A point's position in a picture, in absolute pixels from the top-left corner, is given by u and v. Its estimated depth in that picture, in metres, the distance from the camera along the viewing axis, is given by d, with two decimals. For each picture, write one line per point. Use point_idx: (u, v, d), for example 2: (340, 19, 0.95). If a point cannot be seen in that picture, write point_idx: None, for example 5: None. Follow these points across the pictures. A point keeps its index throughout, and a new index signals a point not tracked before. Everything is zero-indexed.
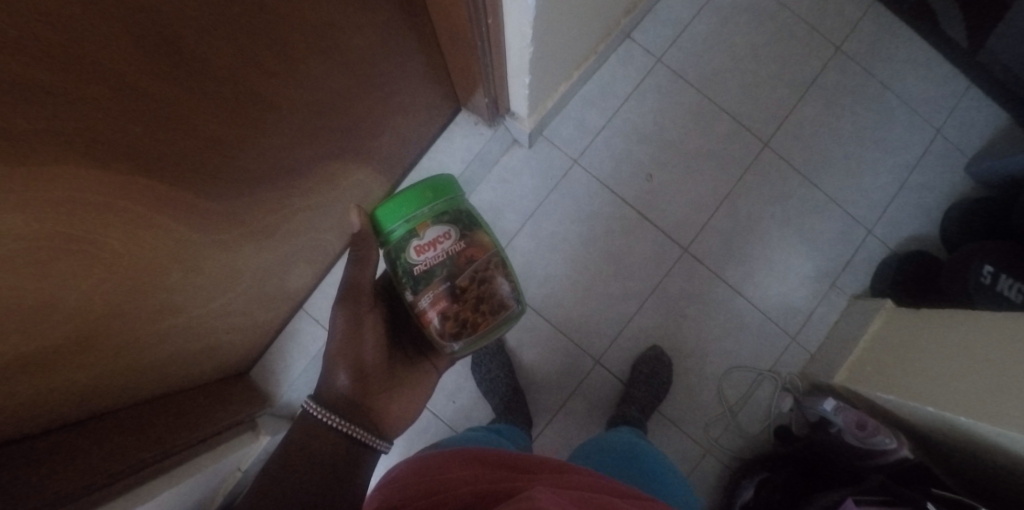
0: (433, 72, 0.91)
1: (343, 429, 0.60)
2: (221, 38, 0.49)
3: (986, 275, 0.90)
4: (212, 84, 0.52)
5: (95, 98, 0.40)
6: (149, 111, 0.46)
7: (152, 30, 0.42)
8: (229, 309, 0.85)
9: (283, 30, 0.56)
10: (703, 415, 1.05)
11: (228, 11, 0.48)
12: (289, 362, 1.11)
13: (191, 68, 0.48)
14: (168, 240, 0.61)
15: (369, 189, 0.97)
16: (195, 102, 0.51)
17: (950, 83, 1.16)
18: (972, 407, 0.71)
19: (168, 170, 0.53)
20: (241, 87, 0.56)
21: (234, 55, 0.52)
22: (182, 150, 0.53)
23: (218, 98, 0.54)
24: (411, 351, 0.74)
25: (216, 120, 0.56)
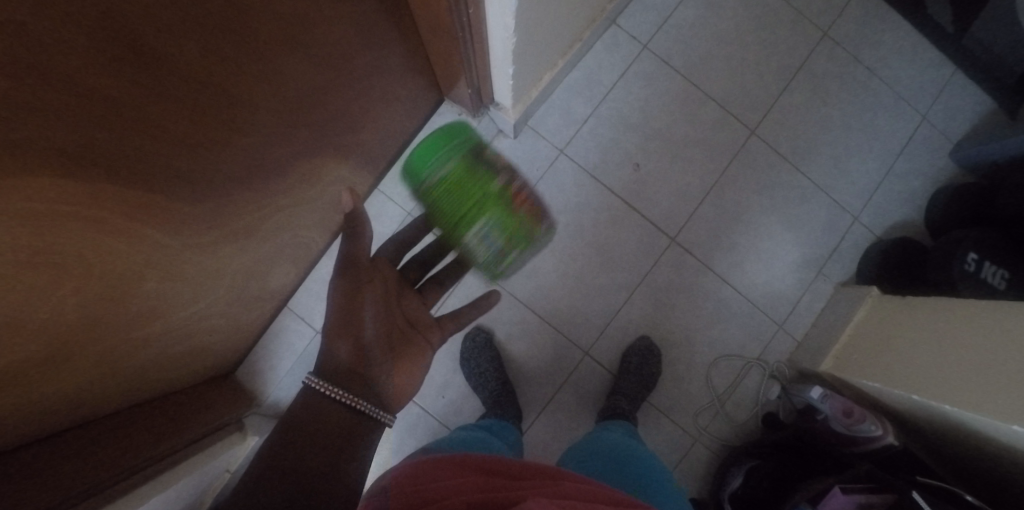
0: (415, 62, 0.88)
1: (346, 400, 0.56)
2: (188, 37, 0.47)
3: (970, 263, 0.91)
4: (181, 84, 0.49)
5: (53, 103, 0.37)
6: (114, 115, 0.44)
7: (108, 27, 0.39)
8: (211, 311, 0.82)
9: (254, 25, 0.54)
10: (692, 403, 1.06)
11: (191, 6, 0.45)
12: (275, 361, 1.08)
13: (157, 68, 0.46)
14: (142, 247, 0.58)
15: (351, 184, 0.95)
16: (164, 103, 0.48)
17: (935, 69, 1.16)
18: (954, 395, 0.71)
19: (140, 176, 0.51)
20: (214, 87, 0.54)
21: (203, 54, 0.50)
22: (152, 154, 0.51)
23: (189, 99, 0.51)
24: (404, 325, 0.66)
25: (188, 122, 0.53)
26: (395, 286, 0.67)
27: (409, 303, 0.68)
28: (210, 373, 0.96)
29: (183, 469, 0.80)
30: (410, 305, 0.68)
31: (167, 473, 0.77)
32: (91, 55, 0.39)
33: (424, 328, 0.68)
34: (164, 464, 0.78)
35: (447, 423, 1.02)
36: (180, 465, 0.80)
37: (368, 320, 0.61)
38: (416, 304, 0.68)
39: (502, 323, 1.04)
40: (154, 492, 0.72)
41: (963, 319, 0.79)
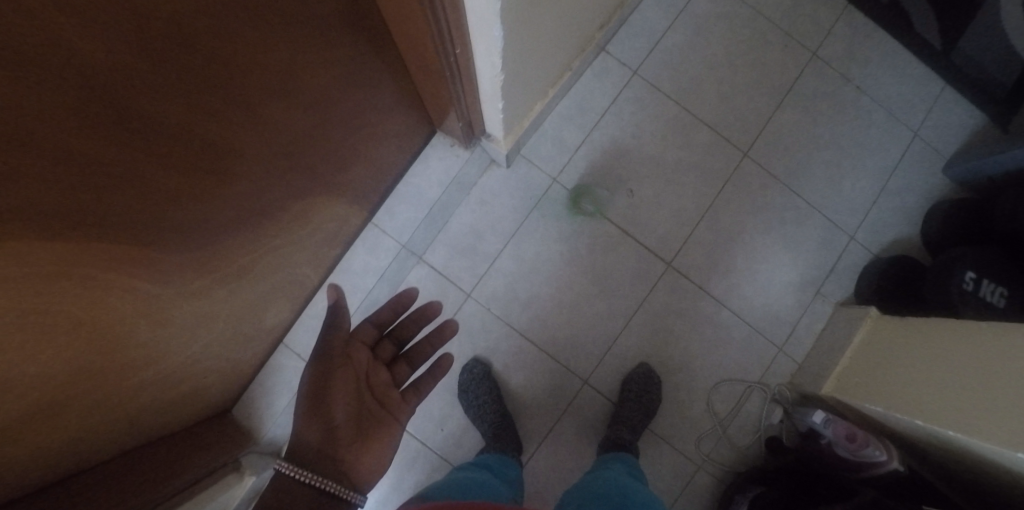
0: (406, 98, 0.88)
1: (318, 483, 0.57)
2: (173, 91, 0.46)
3: (969, 282, 0.90)
4: (171, 140, 0.49)
5: (44, 174, 0.37)
6: (102, 176, 0.43)
7: (94, 92, 0.38)
8: (206, 354, 0.81)
9: (245, 77, 0.54)
10: (694, 430, 1.04)
11: (183, 67, 0.46)
12: (271, 398, 1.06)
13: (143, 126, 0.45)
14: (132, 297, 0.58)
15: (345, 220, 0.95)
16: (153, 159, 0.48)
17: (924, 85, 1.16)
18: (958, 419, 0.70)
19: (127, 230, 0.51)
20: (201, 137, 0.53)
21: (188, 106, 0.49)
22: (140, 208, 0.51)
23: (178, 152, 0.51)
24: (373, 404, 0.70)
25: (177, 174, 0.53)
26: (367, 367, 0.73)
27: (379, 384, 0.73)
28: (202, 413, 0.93)
29: None
30: (381, 384, 0.74)
31: None
32: (79, 122, 0.38)
33: (394, 406, 0.73)
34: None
35: (447, 456, 1.00)
36: None
37: (339, 403, 0.65)
38: (387, 384, 0.74)
39: (499, 354, 1.03)
40: None
41: (964, 344, 0.78)
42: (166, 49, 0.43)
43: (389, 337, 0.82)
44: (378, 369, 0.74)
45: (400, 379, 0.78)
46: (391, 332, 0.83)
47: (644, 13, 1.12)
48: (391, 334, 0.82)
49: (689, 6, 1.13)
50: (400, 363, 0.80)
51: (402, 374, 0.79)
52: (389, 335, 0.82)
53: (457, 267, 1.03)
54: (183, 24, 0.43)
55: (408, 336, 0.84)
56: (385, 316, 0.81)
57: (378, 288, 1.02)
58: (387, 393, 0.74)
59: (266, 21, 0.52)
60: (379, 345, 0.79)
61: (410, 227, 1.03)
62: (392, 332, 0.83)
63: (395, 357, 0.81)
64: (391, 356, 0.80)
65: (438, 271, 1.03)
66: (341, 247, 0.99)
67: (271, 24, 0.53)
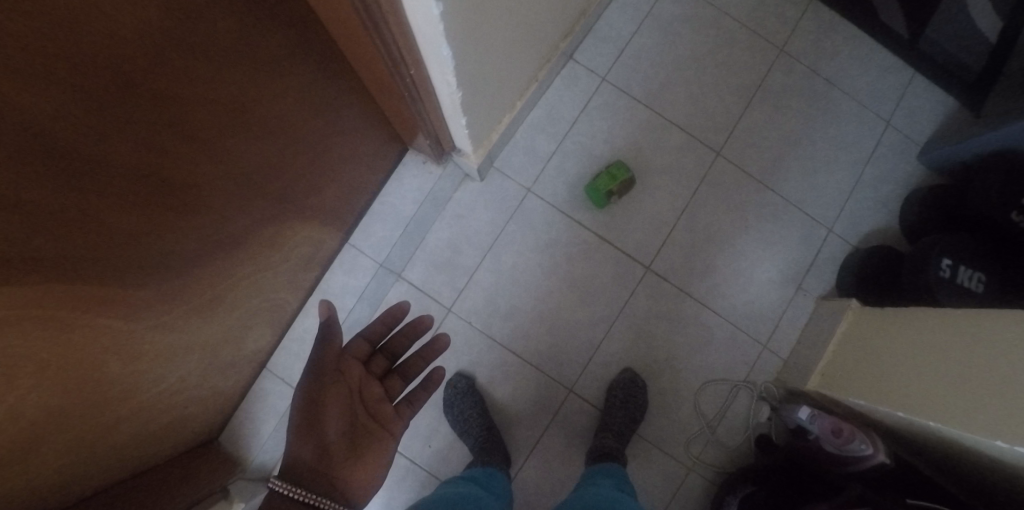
0: (372, 118, 0.89)
1: (310, 501, 0.56)
2: (131, 134, 0.47)
3: (945, 269, 0.90)
4: (135, 181, 0.50)
5: (14, 229, 0.39)
6: (67, 222, 0.45)
7: (54, 147, 0.39)
8: (185, 384, 0.81)
9: (206, 115, 0.55)
10: (683, 432, 1.04)
11: (142, 113, 0.47)
12: (258, 423, 1.05)
13: (102, 172, 0.46)
14: (102, 336, 0.58)
15: (320, 243, 0.95)
16: (116, 201, 0.49)
17: (894, 74, 1.16)
18: (940, 411, 0.70)
19: (93, 270, 0.51)
20: (164, 175, 0.54)
21: (151, 148, 0.50)
22: (105, 247, 0.51)
23: (142, 193, 0.52)
24: (367, 420, 0.69)
25: (142, 213, 0.54)
26: (360, 382, 0.72)
27: (373, 398, 0.72)
28: (187, 442, 0.93)
29: None
30: (374, 398, 0.72)
31: None
32: (40, 177, 0.39)
33: (388, 419, 0.72)
34: None
35: (435, 472, 1.00)
36: None
37: (331, 421, 0.65)
38: (380, 397, 0.73)
39: (483, 367, 1.03)
40: None
41: (945, 334, 0.77)
42: (119, 96, 0.44)
43: (382, 352, 0.82)
44: (371, 382, 0.73)
45: (392, 394, 0.78)
46: (383, 347, 0.83)
47: (610, 20, 1.13)
48: (383, 349, 0.82)
49: (654, 10, 1.14)
50: (393, 377, 0.79)
51: (395, 388, 0.78)
52: (382, 351, 0.82)
53: (437, 282, 1.03)
54: (133, 69, 0.44)
55: (400, 351, 0.84)
56: (377, 331, 0.81)
57: (358, 308, 1.02)
58: (380, 406, 0.72)
59: (216, 58, 0.53)
60: (372, 360, 0.79)
61: (386, 245, 1.04)
62: (383, 348, 0.83)
63: (387, 373, 0.80)
64: (383, 371, 0.80)
65: (417, 287, 1.03)
66: (319, 270, 1.00)
67: (222, 61, 0.54)
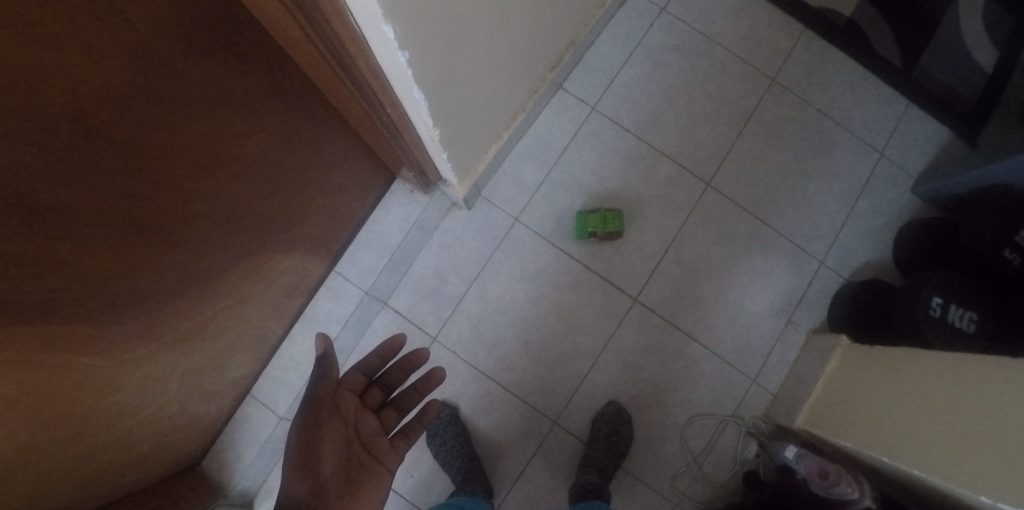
0: (357, 149, 0.89)
1: None
2: (103, 182, 0.47)
3: (935, 308, 0.88)
4: (107, 226, 0.50)
5: None
6: (34, 271, 0.45)
7: (21, 204, 0.39)
8: (166, 413, 0.80)
9: (180, 157, 0.55)
10: (669, 467, 1.02)
11: (114, 160, 0.47)
12: (239, 449, 1.02)
13: (71, 222, 0.46)
14: (76, 372, 0.57)
15: (304, 271, 0.95)
16: (88, 246, 0.49)
17: (888, 104, 1.15)
18: (923, 459, 0.69)
19: (63, 315, 0.51)
20: (137, 217, 0.54)
21: (123, 193, 0.50)
22: (74, 290, 0.51)
23: (115, 236, 0.52)
24: (362, 454, 0.67)
25: (115, 254, 0.54)
26: (354, 415, 0.70)
27: (370, 432, 0.70)
28: (169, 469, 0.92)
29: None
30: (370, 431, 0.70)
31: None
32: (4, 235, 0.39)
33: (384, 453, 0.69)
34: None
35: (417, 503, 1.00)
36: None
37: (327, 459, 0.63)
38: (377, 431, 0.70)
39: (467, 397, 1.02)
40: None
41: (934, 379, 0.75)
42: (88, 148, 0.44)
43: (378, 384, 0.80)
44: (367, 415, 0.72)
45: (387, 426, 0.75)
46: (379, 378, 0.81)
47: (600, 49, 1.13)
48: (379, 381, 0.80)
49: (645, 40, 1.14)
50: (388, 410, 0.77)
51: (391, 420, 0.76)
52: (378, 382, 0.81)
53: (422, 311, 1.03)
54: (103, 122, 0.44)
55: (398, 383, 0.82)
56: (373, 363, 0.80)
57: (342, 335, 1.02)
58: (376, 440, 0.70)
59: (189, 105, 0.53)
60: (368, 392, 0.78)
61: (372, 273, 1.04)
62: (379, 379, 0.80)
63: (383, 405, 0.78)
64: (378, 403, 0.78)
65: (402, 316, 1.03)
66: (304, 296, 1.01)
67: (195, 107, 0.54)
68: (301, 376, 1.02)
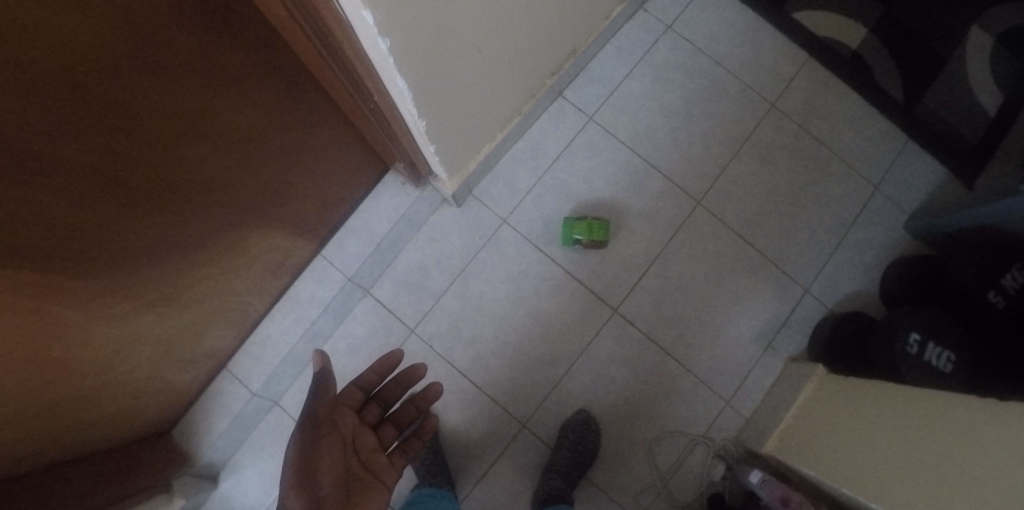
0: (350, 136, 0.92)
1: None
2: (87, 138, 0.49)
3: (913, 344, 0.86)
4: (87, 181, 0.52)
5: None
6: (14, 217, 0.46)
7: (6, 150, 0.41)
8: (138, 375, 0.82)
9: (166, 122, 0.57)
10: (634, 483, 1.02)
11: (101, 118, 0.49)
12: (209, 421, 1.03)
13: (53, 175, 0.47)
14: (51, 321, 0.59)
15: (289, 251, 0.97)
16: (68, 199, 0.51)
17: (886, 138, 1.15)
18: (883, 492, 0.69)
19: (40, 263, 0.53)
20: (118, 176, 0.55)
21: (106, 151, 0.52)
22: (51, 240, 0.53)
23: (95, 192, 0.54)
24: (359, 469, 0.70)
25: (94, 210, 0.55)
26: (354, 431, 0.72)
27: (366, 449, 0.72)
28: (139, 432, 0.93)
29: None
30: (368, 447, 0.73)
31: None
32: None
33: (381, 469, 0.72)
34: None
35: None
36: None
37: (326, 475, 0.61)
38: (375, 447, 0.73)
39: None
40: None
41: (905, 417, 0.75)
42: (75, 105, 0.45)
43: (375, 400, 0.81)
44: (365, 431, 0.74)
45: (385, 442, 0.78)
46: (376, 393, 0.81)
47: (603, 61, 1.15)
48: (376, 396, 0.81)
49: (648, 55, 1.15)
50: (386, 426, 0.80)
51: (387, 436, 0.79)
52: (375, 397, 0.81)
53: (403, 302, 1.05)
54: (92, 82, 0.46)
55: (394, 398, 0.83)
56: (370, 378, 0.79)
57: (322, 319, 1.04)
58: (374, 456, 0.73)
59: (180, 76, 0.55)
60: (366, 408, 0.78)
61: (356, 260, 1.05)
62: (376, 395, 0.81)
63: (379, 420, 0.80)
64: (375, 420, 0.79)
65: (383, 305, 1.05)
66: (288, 277, 1.03)
67: (186, 79, 0.56)
68: (277, 355, 1.04)
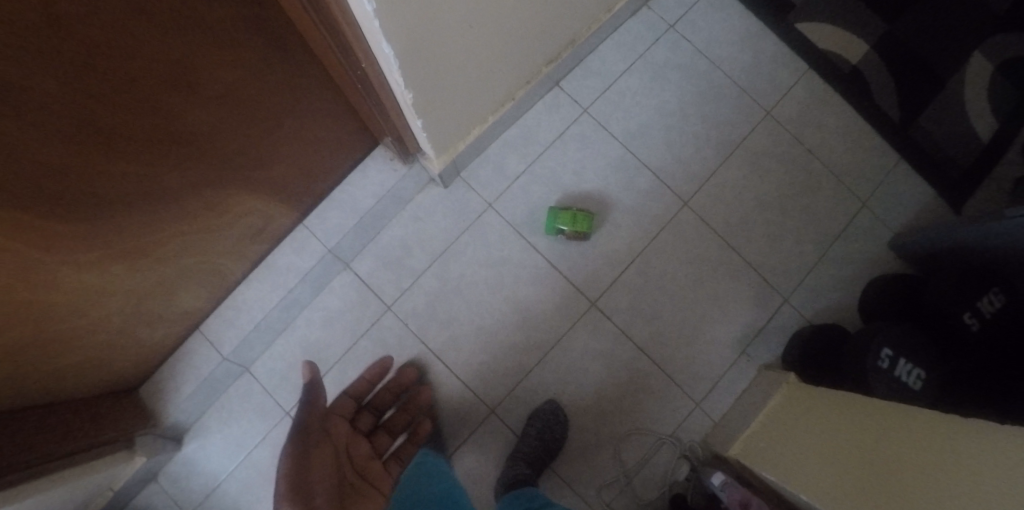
0: (341, 106, 0.91)
1: None
2: (69, 79, 0.48)
3: (885, 359, 0.86)
4: (65, 123, 0.51)
5: None
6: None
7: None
8: (107, 327, 0.81)
9: (151, 71, 0.56)
10: (598, 477, 1.02)
11: (86, 61, 0.48)
12: (178, 383, 1.01)
13: (32, 112, 0.47)
14: (21, 261, 0.59)
15: (270, 217, 0.97)
16: (44, 138, 0.50)
17: (878, 155, 1.15)
18: (836, 499, 0.69)
19: (12, 202, 0.52)
20: (96, 120, 0.55)
21: (85, 94, 0.51)
22: (26, 180, 0.52)
23: (70, 134, 0.53)
24: (357, 481, 0.86)
25: (69, 153, 0.55)
26: (346, 440, 0.90)
27: None
28: (107, 387, 0.93)
29: (74, 474, 0.80)
30: (362, 459, 0.90)
31: (54, 477, 0.77)
32: None
33: (374, 477, 0.90)
34: (53, 469, 0.77)
35: None
36: (70, 470, 0.80)
37: None
38: (368, 457, 0.91)
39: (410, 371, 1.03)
40: (37, 491, 0.72)
41: (873, 430, 0.74)
42: (61, 47, 0.45)
43: None
44: None
45: None
46: (367, 403, 0.98)
47: (602, 54, 1.15)
48: None
49: (648, 53, 1.15)
50: None
51: None
52: None
53: (382, 278, 1.05)
54: (81, 27, 0.45)
55: None
56: (360, 388, 0.97)
57: (299, 289, 1.04)
58: None
59: (174, 28, 0.55)
60: None
61: (338, 234, 1.03)
62: None
63: (374, 429, 0.97)
64: None
65: (360, 279, 1.06)
66: (268, 243, 1.02)
67: (178, 33, 0.56)
68: (251, 322, 1.02)
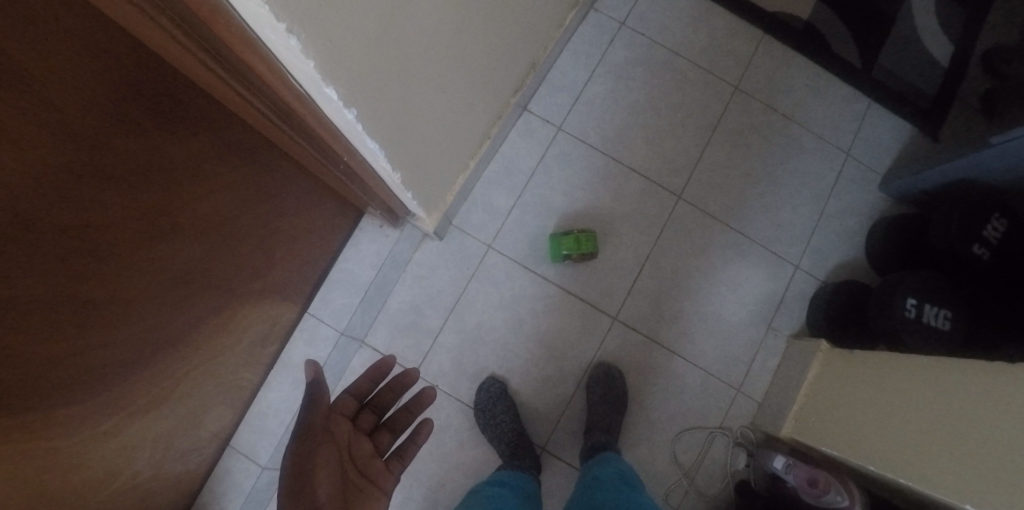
0: (318, 192, 0.89)
1: None
2: (56, 263, 0.46)
3: (911, 308, 0.85)
4: (62, 307, 0.48)
5: None
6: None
7: None
8: (140, 477, 0.77)
9: (132, 226, 0.54)
10: (660, 484, 1.02)
11: (66, 239, 0.46)
12: (223, 504, 0.98)
13: (18, 315, 0.43)
14: (45, 454, 0.55)
15: (275, 316, 0.93)
16: (42, 331, 0.47)
17: (851, 104, 1.16)
18: (906, 465, 0.67)
19: (23, 405, 0.48)
20: (94, 294, 0.52)
21: (75, 272, 0.48)
22: (34, 378, 0.48)
23: (68, 318, 0.50)
24: (357, 478, 0.59)
25: (71, 335, 0.51)
26: (349, 439, 0.62)
27: (364, 456, 0.62)
28: None
29: None
30: (365, 456, 0.62)
31: None
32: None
33: (379, 475, 0.61)
34: None
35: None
36: None
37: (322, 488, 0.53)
38: (372, 454, 0.63)
39: (453, 430, 1.01)
40: None
41: (907, 380, 0.74)
42: (37, 233, 0.43)
43: (370, 405, 0.71)
44: (362, 438, 0.65)
45: (381, 450, 0.67)
46: (370, 400, 0.72)
47: (562, 68, 1.13)
48: (370, 402, 0.72)
49: (607, 55, 1.14)
50: (382, 432, 0.69)
51: (384, 443, 0.69)
52: (370, 403, 0.72)
53: (401, 346, 1.02)
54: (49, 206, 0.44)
55: (389, 403, 0.73)
56: (363, 385, 0.71)
57: None
58: (371, 464, 0.62)
59: (137, 174, 0.53)
60: (359, 415, 0.69)
61: (347, 312, 1.02)
62: (371, 401, 0.72)
63: (374, 428, 0.70)
64: (371, 427, 0.69)
65: (381, 352, 1.02)
66: (278, 342, 0.99)
67: (145, 181, 0.55)
68: (281, 423, 1.00)
